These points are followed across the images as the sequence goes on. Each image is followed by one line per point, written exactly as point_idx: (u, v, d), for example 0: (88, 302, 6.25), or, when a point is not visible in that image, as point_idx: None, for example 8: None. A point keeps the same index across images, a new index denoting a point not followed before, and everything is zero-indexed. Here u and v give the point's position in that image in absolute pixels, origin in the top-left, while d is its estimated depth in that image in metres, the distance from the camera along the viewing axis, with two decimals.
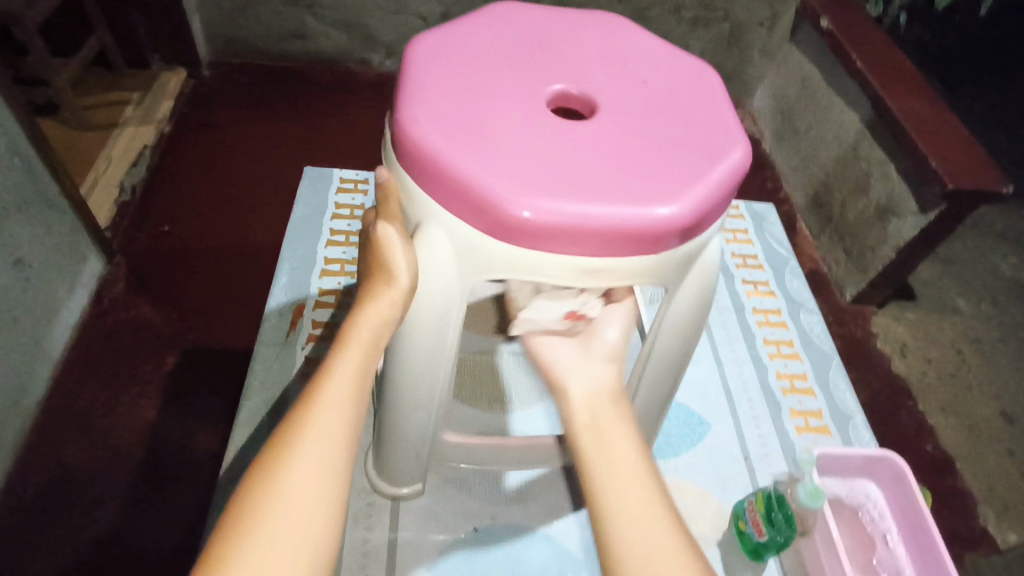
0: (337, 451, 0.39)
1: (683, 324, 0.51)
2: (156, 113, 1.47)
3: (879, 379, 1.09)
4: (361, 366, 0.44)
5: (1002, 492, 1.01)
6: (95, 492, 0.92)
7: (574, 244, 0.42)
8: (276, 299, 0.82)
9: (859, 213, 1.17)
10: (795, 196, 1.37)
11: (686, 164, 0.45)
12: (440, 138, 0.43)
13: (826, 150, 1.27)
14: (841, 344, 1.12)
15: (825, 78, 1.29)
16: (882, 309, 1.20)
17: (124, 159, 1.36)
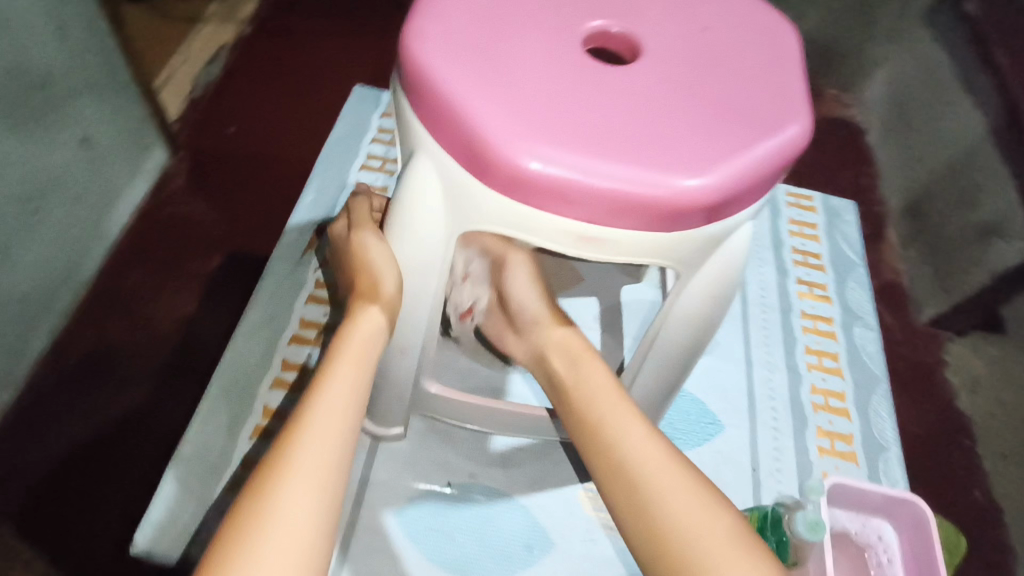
0: (329, 467, 0.37)
1: (695, 315, 0.45)
2: (239, 13, 1.47)
3: (939, 412, 0.96)
4: (357, 377, 0.41)
5: None
6: (123, 372, 0.95)
7: (574, 203, 0.35)
8: (299, 216, 0.80)
9: (960, 228, 1.04)
10: (890, 192, 1.19)
11: (730, 131, 0.38)
12: (442, 56, 0.37)
13: (936, 149, 1.11)
14: (904, 367, 1.00)
15: (954, 62, 1.10)
16: (961, 337, 1.04)
17: (202, 57, 1.37)
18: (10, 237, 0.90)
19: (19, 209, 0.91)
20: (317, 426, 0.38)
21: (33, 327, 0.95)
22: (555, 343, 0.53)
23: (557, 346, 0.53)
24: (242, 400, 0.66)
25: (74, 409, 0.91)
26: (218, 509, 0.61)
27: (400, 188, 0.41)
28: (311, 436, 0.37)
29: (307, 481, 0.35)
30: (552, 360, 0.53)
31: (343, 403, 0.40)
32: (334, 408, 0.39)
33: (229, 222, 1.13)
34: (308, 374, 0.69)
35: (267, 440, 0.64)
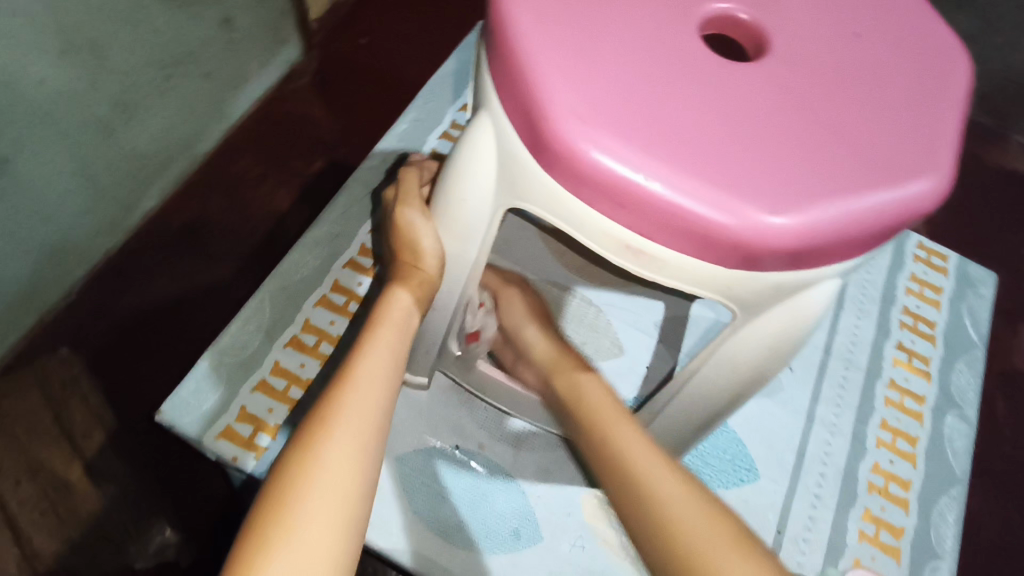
0: (368, 431, 0.36)
1: (743, 361, 0.39)
2: None
3: None
4: (395, 342, 0.41)
5: None
6: (216, 248, 1.00)
7: (625, 208, 0.31)
8: (387, 143, 0.79)
9: None
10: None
11: (838, 168, 0.31)
12: (530, 12, 0.33)
13: None
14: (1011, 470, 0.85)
15: None
16: None
17: None
18: (144, 94, 0.95)
19: (154, 73, 0.96)
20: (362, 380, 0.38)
21: (145, 188, 1.01)
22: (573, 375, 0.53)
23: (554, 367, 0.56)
24: (287, 307, 0.68)
25: (166, 271, 0.98)
26: (237, 404, 0.62)
27: (459, 143, 0.39)
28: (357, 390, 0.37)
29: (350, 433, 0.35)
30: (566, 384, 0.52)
31: (387, 359, 0.40)
32: (378, 363, 0.39)
33: (341, 131, 1.14)
34: (353, 300, 0.69)
35: (298, 352, 0.66)
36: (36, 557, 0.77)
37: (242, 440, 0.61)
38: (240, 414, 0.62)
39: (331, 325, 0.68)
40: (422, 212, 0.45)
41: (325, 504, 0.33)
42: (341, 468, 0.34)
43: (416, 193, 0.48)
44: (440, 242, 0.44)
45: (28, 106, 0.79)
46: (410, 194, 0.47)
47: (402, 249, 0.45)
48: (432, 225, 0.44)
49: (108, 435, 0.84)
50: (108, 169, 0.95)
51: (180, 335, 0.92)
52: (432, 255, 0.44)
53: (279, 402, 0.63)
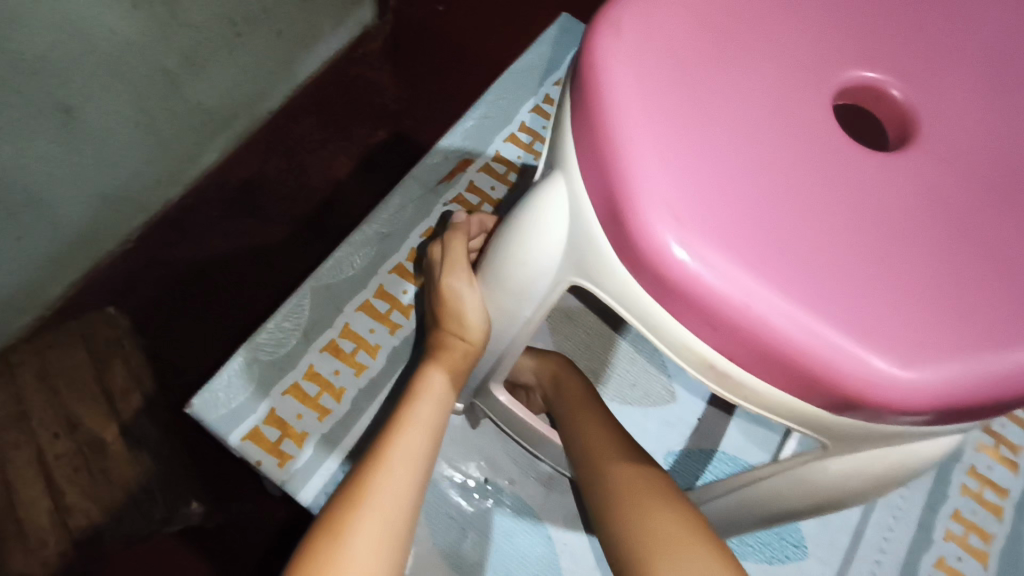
0: (401, 515, 0.37)
1: (821, 487, 0.35)
2: None
3: None
4: (432, 420, 0.42)
5: None
6: (270, 212, 0.99)
7: (718, 328, 0.26)
8: (450, 140, 0.74)
9: None
10: None
11: (991, 311, 0.25)
12: (630, 69, 0.28)
13: None
14: None
15: None
16: None
17: None
18: (214, 54, 0.90)
19: (225, 28, 0.89)
20: (396, 461, 0.39)
21: (205, 146, 0.99)
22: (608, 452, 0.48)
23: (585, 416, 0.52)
24: (327, 307, 0.65)
25: (219, 233, 0.97)
26: (267, 405, 0.60)
27: (524, 201, 0.34)
28: (391, 471, 0.38)
29: (381, 519, 0.36)
30: (595, 445, 0.49)
31: (422, 439, 0.41)
32: (413, 446, 0.40)
33: (407, 102, 1.10)
34: (395, 309, 0.66)
35: (334, 358, 0.63)
36: (69, 513, 0.77)
37: (268, 445, 0.59)
38: (268, 416, 0.60)
39: (371, 333, 0.65)
40: (469, 283, 0.43)
41: None
42: (370, 558, 0.34)
43: (462, 257, 0.45)
44: (486, 319, 0.43)
45: (96, 56, 0.74)
46: (455, 261, 0.45)
47: (446, 316, 0.45)
48: (478, 301, 0.42)
49: (146, 399, 0.85)
50: (172, 125, 0.91)
51: (229, 304, 0.92)
52: (477, 332, 0.43)
53: (309, 408, 0.61)
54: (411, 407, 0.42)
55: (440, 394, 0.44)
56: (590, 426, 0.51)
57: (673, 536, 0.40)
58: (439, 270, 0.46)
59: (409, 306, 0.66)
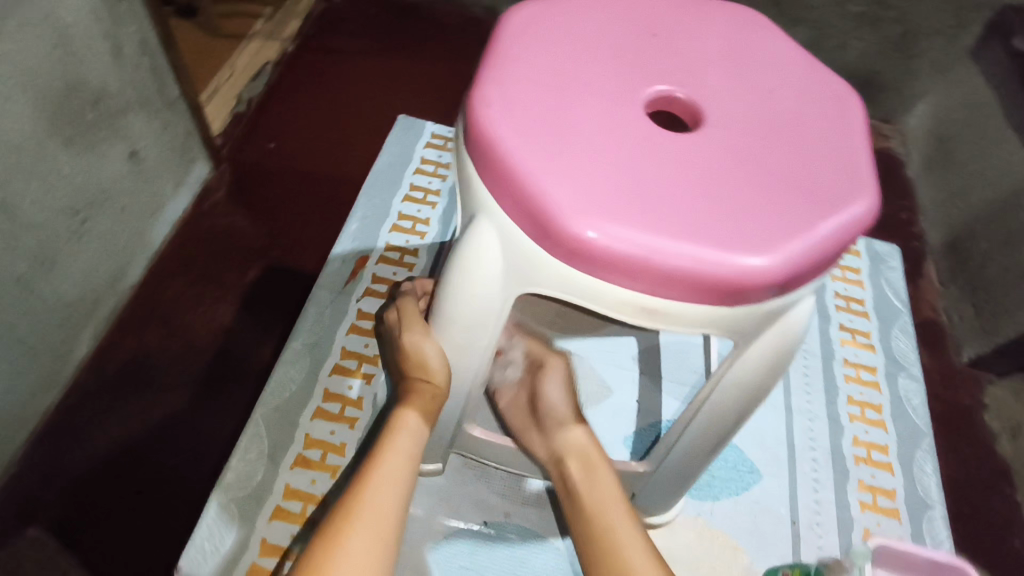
0: (387, 520, 0.41)
1: (747, 383, 0.44)
2: (284, 30, 1.45)
3: (974, 456, 0.99)
4: (407, 446, 0.47)
5: None
6: (166, 378, 0.96)
7: (637, 277, 0.36)
8: (343, 245, 0.82)
9: (1004, 268, 1.05)
10: (931, 234, 1.24)
11: (796, 207, 0.37)
12: (511, 127, 0.38)
13: (982, 190, 1.13)
14: (938, 409, 1.03)
15: (1005, 106, 1.12)
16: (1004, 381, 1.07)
17: (246, 72, 1.36)
18: (65, 246, 0.89)
19: (67, 219, 0.89)
20: (383, 478, 0.44)
21: (75, 338, 0.95)
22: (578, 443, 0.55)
23: (575, 448, 0.55)
24: (284, 428, 0.67)
25: (122, 415, 0.92)
26: (258, 537, 0.61)
27: (457, 247, 0.42)
28: (379, 485, 0.43)
29: (372, 533, 0.40)
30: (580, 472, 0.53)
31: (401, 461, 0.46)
32: (395, 466, 0.45)
33: (269, 236, 1.13)
34: (348, 405, 0.70)
35: (307, 469, 0.65)
36: None
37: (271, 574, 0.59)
38: (262, 547, 0.60)
39: (332, 434, 0.68)
40: (426, 334, 0.50)
41: None
42: (362, 560, 0.39)
43: (416, 317, 0.53)
44: (447, 360, 0.49)
45: None
46: (410, 320, 0.52)
47: (410, 368, 0.51)
48: (437, 346, 0.49)
49: None
50: (32, 327, 0.87)
51: (153, 485, 0.87)
52: (440, 372, 0.50)
53: (300, 524, 0.62)
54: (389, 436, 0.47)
55: (413, 430, 0.48)
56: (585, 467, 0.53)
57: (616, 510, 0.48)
58: (399, 330, 0.53)
59: (358, 398, 0.70)
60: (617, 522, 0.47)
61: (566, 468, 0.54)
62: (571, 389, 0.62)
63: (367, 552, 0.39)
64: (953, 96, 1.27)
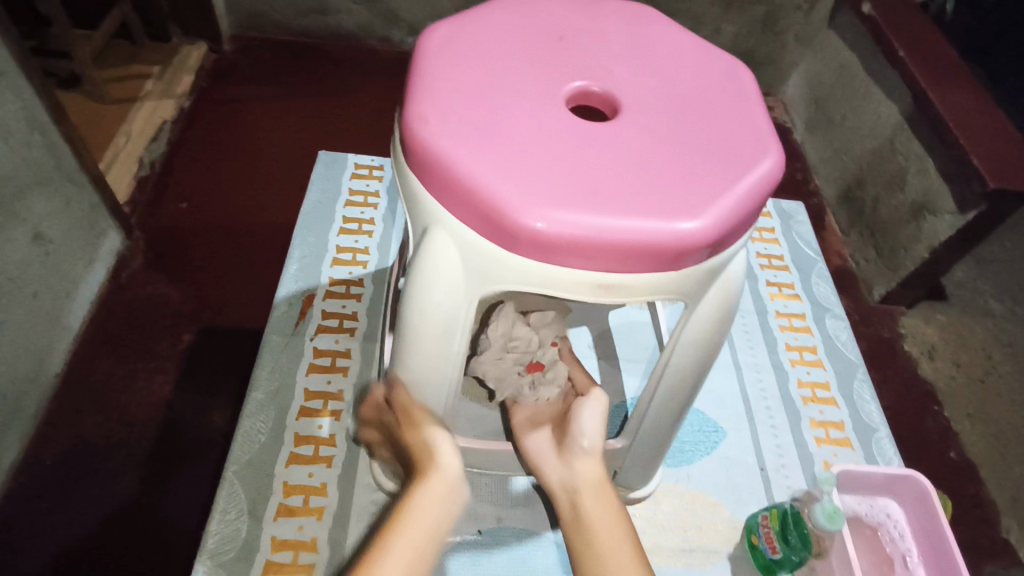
0: (427, 538, 0.41)
1: (702, 340, 0.47)
2: (177, 88, 1.40)
3: (902, 381, 1.09)
4: (452, 459, 0.46)
5: None
6: (110, 466, 0.89)
7: (590, 257, 0.39)
8: (286, 287, 0.81)
9: (893, 209, 1.16)
10: (825, 189, 1.36)
11: (715, 172, 0.42)
12: (448, 137, 0.40)
13: (860, 143, 1.26)
14: (866, 345, 1.13)
15: (865, 67, 1.26)
16: (912, 310, 1.20)
17: (144, 134, 1.30)
18: None
19: None
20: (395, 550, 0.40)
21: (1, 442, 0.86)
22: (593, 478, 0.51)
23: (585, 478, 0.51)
24: (260, 481, 0.66)
25: (68, 515, 0.84)
26: None
27: (415, 262, 0.43)
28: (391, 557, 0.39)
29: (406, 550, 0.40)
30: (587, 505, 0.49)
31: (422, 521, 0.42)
32: (441, 480, 0.44)
33: (198, 295, 1.09)
34: (321, 445, 0.69)
35: (292, 517, 0.64)
36: None
37: None
38: None
39: (311, 477, 0.67)
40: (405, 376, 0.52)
41: None
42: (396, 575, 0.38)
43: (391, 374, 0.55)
44: (420, 377, 0.50)
45: None
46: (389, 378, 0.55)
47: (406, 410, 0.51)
48: (407, 363, 0.50)
49: None
50: None
51: None
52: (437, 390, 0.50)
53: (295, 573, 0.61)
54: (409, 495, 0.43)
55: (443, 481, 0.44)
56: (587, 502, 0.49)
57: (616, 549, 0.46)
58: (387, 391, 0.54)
59: (330, 436, 0.70)
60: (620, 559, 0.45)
61: (573, 497, 0.50)
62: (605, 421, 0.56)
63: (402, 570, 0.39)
64: (820, 64, 1.41)
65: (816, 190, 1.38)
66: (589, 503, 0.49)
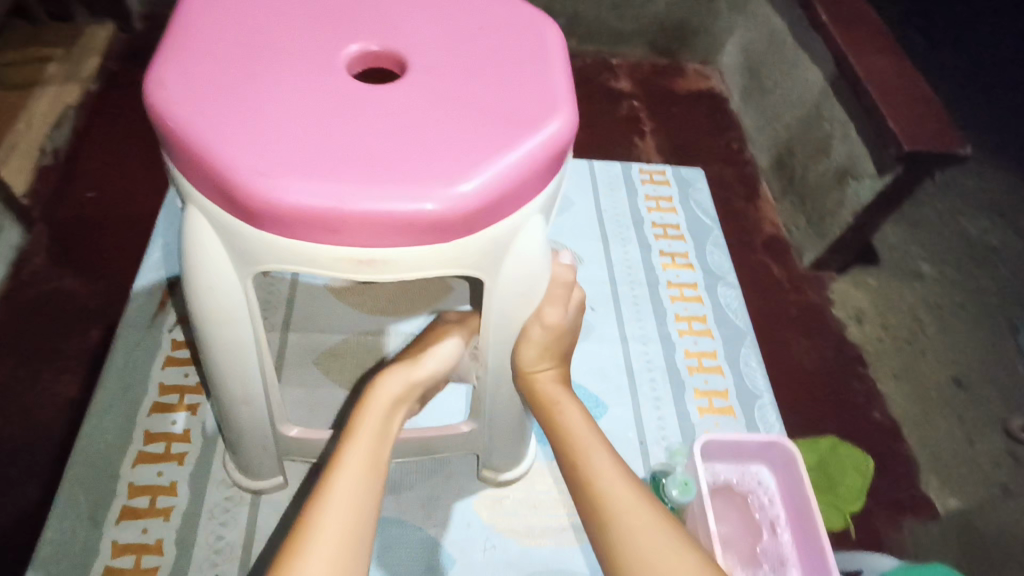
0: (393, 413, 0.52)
1: (509, 316, 0.45)
2: (83, 71, 1.23)
3: (830, 346, 1.09)
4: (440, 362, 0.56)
5: (947, 458, 1.01)
6: (12, 471, 0.77)
7: (339, 231, 0.36)
8: (146, 279, 0.76)
9: (820, 175, 1.16)
10: (758, 156, 1.34)
11: (489, 134, 0.39)
12: (189, 107, 0.37)
13: (789, 110, 1.24)
14: (797, 313, 1.12)
15: (793, 32, 1.24)
16: (842, 275, 1.20)
17: (45, 120, 1.12)
18: None
19: None
20: (355, 453, 0.47)
21: None
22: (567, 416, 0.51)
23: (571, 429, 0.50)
24: (102, 483, 0.63)
25: None
26: None
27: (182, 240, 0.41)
28: (343, 468, 0.46)
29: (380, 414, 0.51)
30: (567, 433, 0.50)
31: (383, 426, 0.50)
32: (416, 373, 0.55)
33: (109, 292, 0.95)
34: (174, 442, 0.66)
35: (134, 520, 0.61)
36: None
37: None
38: None
39: (159, 476, 0.64)
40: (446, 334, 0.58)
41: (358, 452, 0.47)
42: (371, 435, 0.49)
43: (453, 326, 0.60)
44: (224, 366, 0.48)
45: None
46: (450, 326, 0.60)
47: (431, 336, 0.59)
48: (208, 351, 0.47)
49: None
50: None
51: None
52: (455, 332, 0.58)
53: None
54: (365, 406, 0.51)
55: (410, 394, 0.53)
56: (586, 458, 0.48)
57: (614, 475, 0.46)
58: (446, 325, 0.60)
59: (185, 432, 0.67)
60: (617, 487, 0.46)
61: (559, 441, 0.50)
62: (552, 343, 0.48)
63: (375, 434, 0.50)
64: (752, 31, 1.38)
65: (749, 159, 1.35)
66: (586, 457, 0.48)
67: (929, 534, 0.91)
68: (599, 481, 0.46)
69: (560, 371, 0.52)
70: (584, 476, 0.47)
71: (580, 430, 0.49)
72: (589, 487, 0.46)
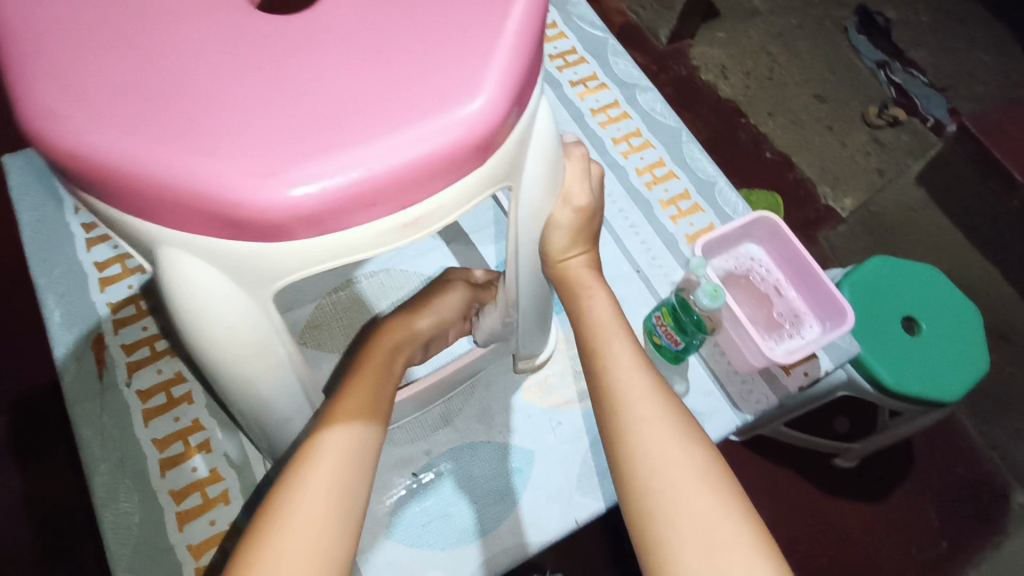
0: (379, 392, 0.48)
1: (541, 211, 0.42)
2: None
3: (711, 109, 1.12)
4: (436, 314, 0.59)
5: (833, 166, 1.09)
6: None
7: (375, 203, 0.30)
8: (61, 344, 0.64)
9: None
10: None
11: (471, 23, 0.33)
12: (115, 135, 0.29)
13: None
14: (671, 93, 1.13)
15: None
16: (698, 37, 1.18)
17: None
18: None
19: None
20: (328, 442, 0.41)
21: None
22: (596, 302, 0.50)
23: (605, 315, 0.49)
24: (157, 562, 0.56)
25: None
26: None
27: (169, 295, 0.34)
28: (322, 450, 0.41)
29: (367, 395, 0.47)
30: (591, 328, 0.48)
31: (356, 413, 0.44)
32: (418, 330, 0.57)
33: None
34: (206, 487, 0.60)
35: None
36: None
37: None
38: None
39: (214, 525, 0.58)
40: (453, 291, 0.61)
41: (338, 434, 0.42)
42: (352, 411, 0.44)
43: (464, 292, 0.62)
44: (260, 398, 0.42)
45: None
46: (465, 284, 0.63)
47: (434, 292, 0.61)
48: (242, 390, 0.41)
49: None
50: None
51: None
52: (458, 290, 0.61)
53: None
54: (348, 389, 0.47)
55: (405, 346, 0.55)
56: (608, 349, 0.47)
57: (630, 383, 0.44)
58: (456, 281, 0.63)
59: (212, 472, 0.60)
60: (638, 385, 0.44)
61: (584, 339, 0.48)
62: (582, 221, 0.48)
63: (356, 407, 0.45)
64: None
65: None
66: (608, 346, 0.47)
67: (840, 236, 1.05)
68: (620, 380, 0.45)
69: (591, 255, 0.52)
70: (603, 376, 0.45)
71: (605, 316, 0.49)
72: (605, 392, 0.45)
